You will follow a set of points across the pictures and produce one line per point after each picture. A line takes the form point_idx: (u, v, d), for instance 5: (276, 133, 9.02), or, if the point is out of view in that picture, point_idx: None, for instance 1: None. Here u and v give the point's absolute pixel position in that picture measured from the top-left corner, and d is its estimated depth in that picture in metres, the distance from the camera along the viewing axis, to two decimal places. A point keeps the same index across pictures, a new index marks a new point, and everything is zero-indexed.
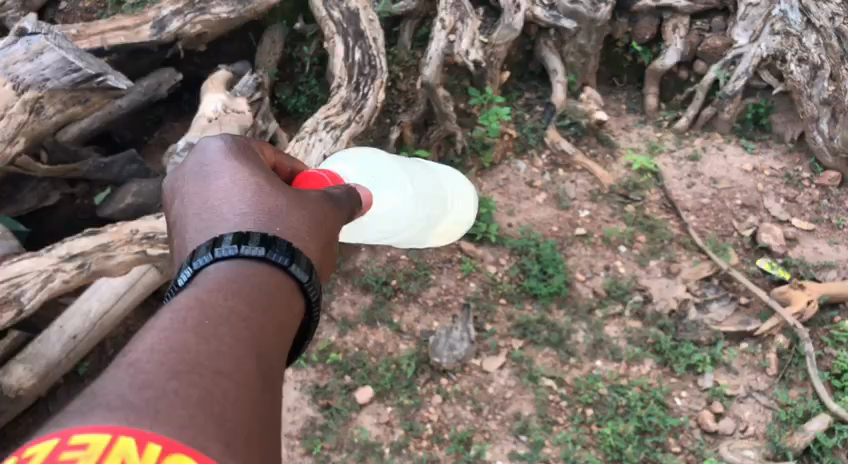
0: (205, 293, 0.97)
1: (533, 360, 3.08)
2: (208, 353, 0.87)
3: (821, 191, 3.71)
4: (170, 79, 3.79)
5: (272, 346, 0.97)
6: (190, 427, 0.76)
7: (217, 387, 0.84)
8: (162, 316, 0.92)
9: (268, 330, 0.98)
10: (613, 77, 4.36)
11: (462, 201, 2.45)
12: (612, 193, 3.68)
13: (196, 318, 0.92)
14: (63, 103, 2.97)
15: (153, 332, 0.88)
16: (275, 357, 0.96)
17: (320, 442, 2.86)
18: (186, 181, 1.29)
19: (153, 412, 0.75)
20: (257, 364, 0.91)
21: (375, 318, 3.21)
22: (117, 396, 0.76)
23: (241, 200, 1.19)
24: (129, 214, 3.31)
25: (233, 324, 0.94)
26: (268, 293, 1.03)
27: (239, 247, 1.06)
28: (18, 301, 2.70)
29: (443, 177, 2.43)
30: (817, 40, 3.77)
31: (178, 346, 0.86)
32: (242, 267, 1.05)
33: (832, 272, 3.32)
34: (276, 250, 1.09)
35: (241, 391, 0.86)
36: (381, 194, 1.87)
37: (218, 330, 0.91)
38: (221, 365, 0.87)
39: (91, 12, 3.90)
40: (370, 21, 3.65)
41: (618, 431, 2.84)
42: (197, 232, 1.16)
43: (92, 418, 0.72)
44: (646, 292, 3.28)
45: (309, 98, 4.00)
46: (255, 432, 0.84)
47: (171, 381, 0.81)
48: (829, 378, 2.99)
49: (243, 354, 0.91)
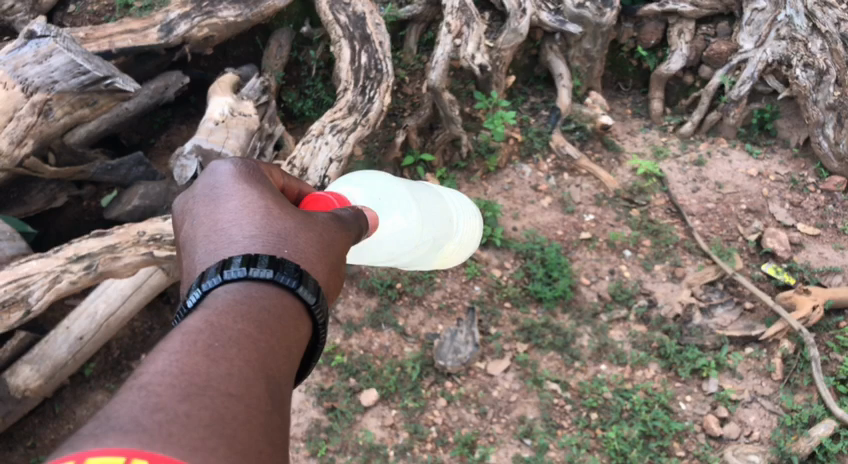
0: (215, 316, 0.97)
1: (538, 363, 3.08)
2: (219, 376, 0.87)
3: (827, 196, 3.71)
4: (178, 82, 3.83)
5: (281, 370, 0.96)
6: (201, 449, 0.75)
7: (228, 410, 0.83)
8: (172, 339, 0.92)
9: (277, 353, 0.97)
10: (618, 82, 4.39)
11: (466, 222, 2.44)
12: (617, 197, 3.69)
13: (206, 340, 0.92)
14: (70, 105, 3.05)
15: (164, 355, 0.88)
16: (285, 381, 0.95)
17: (325, 444, 2.88)
18: (197, 203, 1.29)
19: (164, 435, 0.74)
20: (267, 388, 0.90)
21: (380, 321, 3.22)
22: (129, 419, 0.76)
23: (250, 222, 1.19)
24: (135, 216, 3.32)
25: (242, 348, 0.93)
26: (277, 316, 1.02)
27: (248, 269, 1.05)
28: (27, 301, 2.70)
29: (444, 200, 2.41)
30: (822, 46, 3.74)
31: (189, 370, 0.86)
32: (249, 288, 1.04)
33: (838, 277, 3.31)
34: (284, 271, 1.08)
35: (251, 414, 0.85)
36: (388, 216, 1.85)
37: (228, 352, 0.91)
38: (231, 388, 0.86)
39: (100, 16, 3.87)
40: (377, 26, 3.66)
41: (623, 435, 2.83)
42: (205, 253, 1.15)
43: (106, 440, 0.71)
44: (650, 297, 3.30)
45: (315, 102, 4.03)
46: (266, 455, 0.82)
47: (182, 404, 0.80)
48: (834, 383, 2.97)
49: (252, 376, 0.90)
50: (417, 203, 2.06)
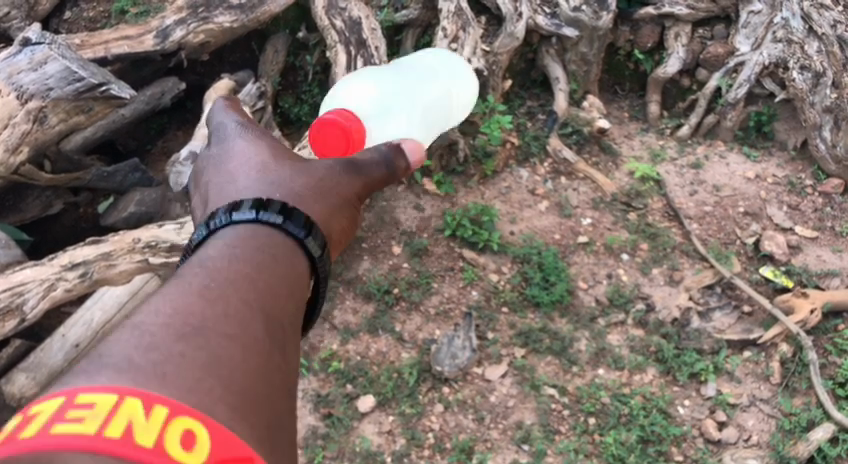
0: (209, 265, 1.09)
1: (535, 369, 3.06)
2: (213, 316, 0.99)
3: (824, 198, 3.72)
4: (174, 88, 3.79)
5: (273, 306, 1.10)
6: (195, 388, 0.86)
7: (222, 350, 0.95)
8: (171, 286, 1.04)
9: (269, 294, 1.11)
10: (616, 85, 4.35)
11: (454, 81, 2.85)
12: (614, 200, 3.68)
13: (201, 280, 1.05)
14: (66, 112, 3.01)
15: (162, 299, 1.00)
16: (277, 318, 1.09)
17: (322, 450, 2.85)
18: (211, 141, 1.64)
19: (158, 373, 0.86)
20: (259, 326, 1.03)
21: (377, 326, 3.20)
22: (124, 358, 0.86)
23: (250, 177, 1.44)
24: (132, 223, 3.32)
25: (233, 292, 1.06)
26: (269, 254, 1.18)
27: (242, 218, 1.22)
28: (21, 310, 2.71)
29: (425, 90, 2.57)
30: (819, 48, 3.76)
31: (184, 311, 0.98)
32: (246, 230, 1.22)
33: (836, 280, 3.31)
34: (281, 222, 1.25)
35: (244, 352, 0.97)
36: (394, 114, 2.30)
37: (221, 295, 1.04)
38: (224, 328, 0.98)
39: (95, 23, 3.93)
40: (373, 30, 3.64)
41: (620, 440, 2.83)
42: (214, 197, 1.42)
43: (103, 377, 0.82)
44: (648, 301, 3.28)
45: (312, 107, 4.01)
46: (259, 386, 0.95)
47: (177, 343, 0.92)
48: (833, 386, 2.98)
49: (244, 315, 1.03)
50: (404, 108, 2.38)
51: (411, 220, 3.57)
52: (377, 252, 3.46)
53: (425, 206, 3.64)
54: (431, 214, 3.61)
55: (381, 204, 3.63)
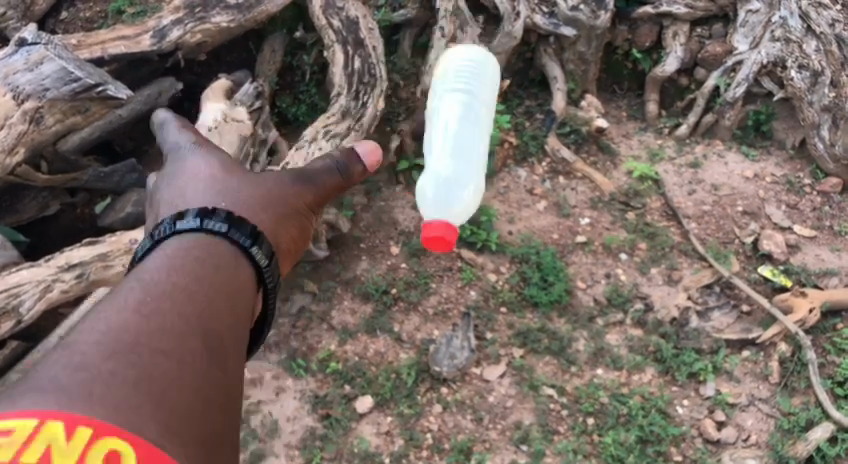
0: (152, 281, 1.26)
1: (533, 369, 3.06)
2: (149, 332, 1.14)
3: (822, 198, 3.72)
4: (172, 88, 3.79)
5: (215, 317, 1.26)
6: (122, 406, 1.00)
7: (153, 365, 1.09)
8: (114, 302, 1.19)
9: (210, 305, 1.27)
10: (614, 84, 4.33)
11: (463, 99, 3.12)
12: (613, 200, 3.68)
13: (140, 295, 1.21)
14: (62, 113, 3.00)
15: (102, 317, 1.15)
16: (217, 328, 1.24)
17: (319, 452, 2.83)
18: (166, 155, 1.81)
19: (87, 392, 0.99)
20: (196, 337, 1.19)
21: (375, 327, 3.18)
22: (56, 376, 1.01)
23: (204, 186, 1.63)
24: (129, 223, 3.31)
25: (171, 310, 1.21)
26: (211, 263, 1.36)
27: (203, 221, 1.43)
28: (17, 311, 2.68)
29: (480, 152, 2.98)
30: (817, 47, 3.76)
31: (121, 328, 1.13)
32: (196, 239, 1.40)
33: (834, 279, 3.31)
34: (237, 231, 1.45)
35: (175, 365, 1.12)
36: (461, 171, 2.93)
37: (159, 311, 1.19)
38: (158, 344, 1.13)
39: (92, 23, 3.92)
40: (370, 30, 3.63)
41: (619, 441, 2.83)
42: (168, 207, 1.58)
43: (31, 400, 0.96)
44: (646, 300, 3.27)
45: (309, 107, 4.00)
46: (190, 396, 1.10)
47: (108, 362, 1.06)
48: (832, 386, 2.98)
49: (180, 328, 1.18)
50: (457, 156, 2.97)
51: (409, 220, 3.56)
52: (375, 252, 3.45)
53: None
54: None
55: (379, 204, 3.63)
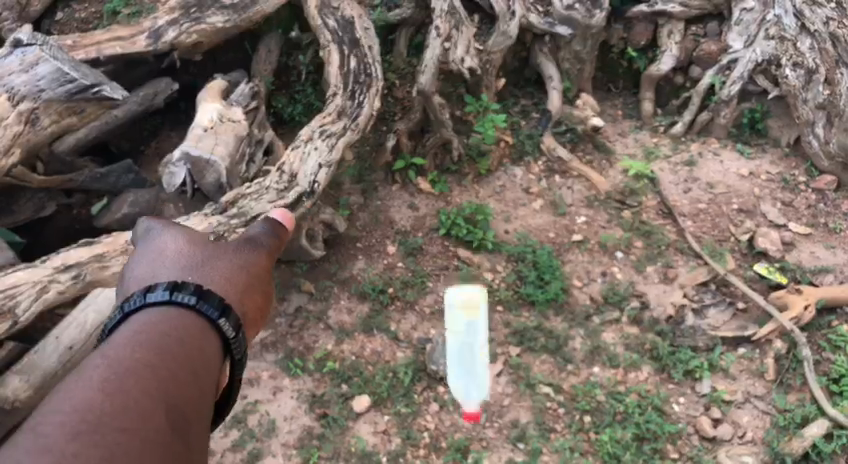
0: (120, 349, 0.92)
1: (530, 367, 3.06)
2: (112, 414, 0.83)
3: (817, 195, 3.73)
4: (167, 88, 3.80)
5: (191, 403, 0.92)
6: None
7: (122, 451, 0.79)
8: (73, 379, 0.87)
9: (191, 390, 0.93)
10: (609, 83, 4.36)
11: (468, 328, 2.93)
12: (608, 199, 3.69)
13: (104, 372, 0.88)
14: (57, 114, 3.00)
15: (61, 394, 0.84)
16: (193, 419, 0.91)
17: (316, 451, 2.82)
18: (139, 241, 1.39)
19: None
20: (166, 420, 0.87)
21: (372, 326, 3.19)
22: None
23: (170, 261, 1.15)
24: (126, 224, 3.32)
25: (142, 386, 0.88)
26: (179, 340, 0.97)
27: (172, 292, 1.03)
28: (14, 312, 2.64)
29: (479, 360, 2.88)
30: (811, 45, 3.77)
31: (82, 409, 0.82)
32: (166, 312, 1.01)
33: (829, 276, 3.33)
34: (209, 301, 1.05)
35: (145, 455, 0.80)
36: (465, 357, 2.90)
37: (128, 387, 0.87)
38: (126, 427, 0.82)
39: (87, 23, 3.92)
40: (366, 30, 3.65)
41: (616, 438, 2.83)
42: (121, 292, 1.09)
43: None
44: (642, 298, 3.28)
45: (305, 107, 4.01)
46: None
47: (70, 444, 0.77)
48: (827, 382, 2.99)
49: (151, 411, 0.86)
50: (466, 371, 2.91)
51: (405, 220, 3.58)
52: (372, 251, 3.46)
53: (419, 205, 3.64)
54: (425, 213, 3.61)
55: (375, 204, 3.65)
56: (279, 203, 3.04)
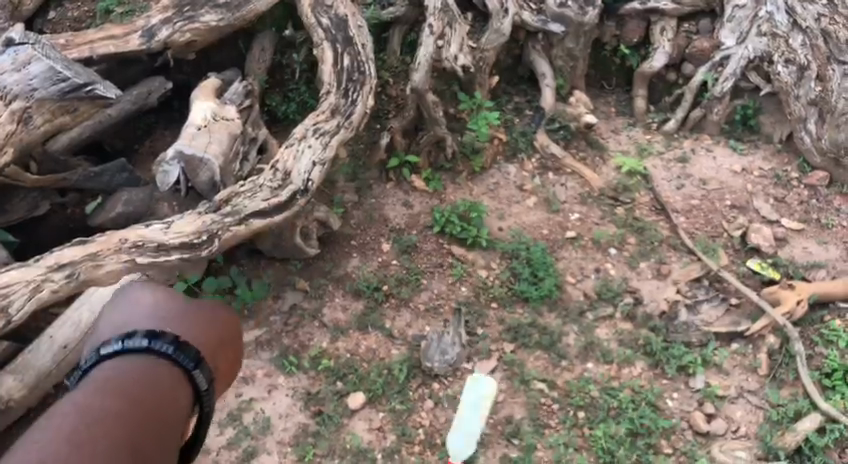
0: (88, 403, 0.95)
1: (524, 363, 3.07)
2: None
3: (810, 191, 3.75)
4: (160, 88, 3.79)
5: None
6: None
7: None
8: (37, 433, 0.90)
9: (153, 450, 0.95)
10: (602, 80, 4.35)
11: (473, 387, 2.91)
12: (602, 195, 3.70)
13: (67, 431, 0.90)
14: (51, 113, 2.98)
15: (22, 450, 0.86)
16: None
17: (311, 448, 2.83)
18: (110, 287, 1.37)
19: None
20: None
21: (367, 323, 3.20)
22: None
23: (148, 304, 1.15)
24: (119, 223, 3.30)
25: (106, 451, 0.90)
26: (146, 397, 0.99)
27: (151, 341, 1.05)
28: (7, 311, 2.65)
29: None
30: (803, 41, 3.80)
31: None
32: (139, 364, 1.03)
33: (822, 272, 3.34)
34: (187, 353, 1.06)
35: None
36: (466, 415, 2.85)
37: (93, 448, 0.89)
38: None
39: (80, 22, 3.92)
40: (359, 27, 3.64)
41: (609, 433, 2.84)
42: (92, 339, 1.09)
43: None
44: (636, 294, 3.29)
45: (299, 105, 4.02)
46: None
47: None
48: (820, 377, 3.00)
49: None
50: None
51: (399, 217, 3.58)
52: (367, 249, 3.46)
53: (413, 203, 3.65)
54: (419, 211, 3.61)
55: (370, 201, 3.65)
56: (272, 202, 3.05)
